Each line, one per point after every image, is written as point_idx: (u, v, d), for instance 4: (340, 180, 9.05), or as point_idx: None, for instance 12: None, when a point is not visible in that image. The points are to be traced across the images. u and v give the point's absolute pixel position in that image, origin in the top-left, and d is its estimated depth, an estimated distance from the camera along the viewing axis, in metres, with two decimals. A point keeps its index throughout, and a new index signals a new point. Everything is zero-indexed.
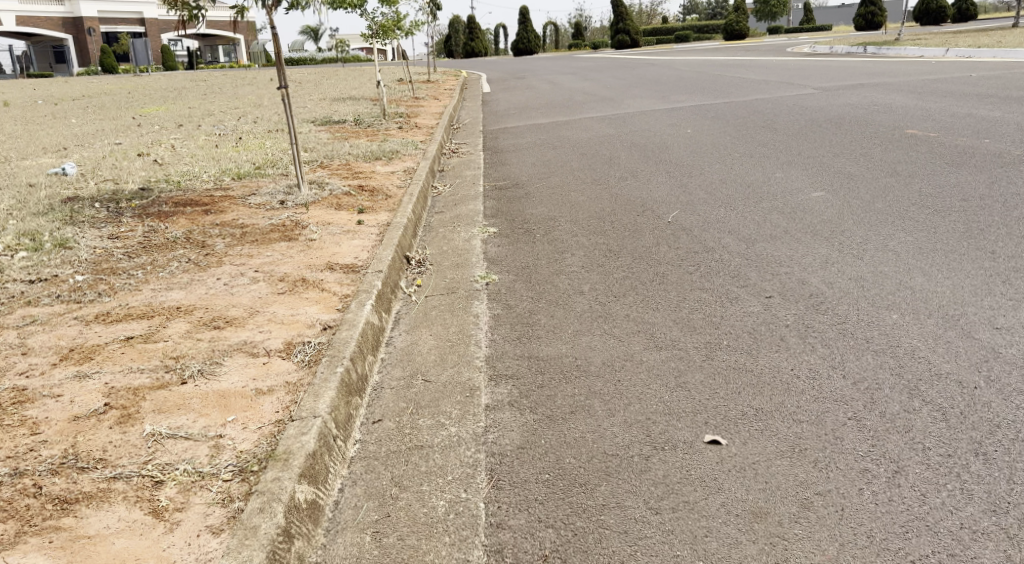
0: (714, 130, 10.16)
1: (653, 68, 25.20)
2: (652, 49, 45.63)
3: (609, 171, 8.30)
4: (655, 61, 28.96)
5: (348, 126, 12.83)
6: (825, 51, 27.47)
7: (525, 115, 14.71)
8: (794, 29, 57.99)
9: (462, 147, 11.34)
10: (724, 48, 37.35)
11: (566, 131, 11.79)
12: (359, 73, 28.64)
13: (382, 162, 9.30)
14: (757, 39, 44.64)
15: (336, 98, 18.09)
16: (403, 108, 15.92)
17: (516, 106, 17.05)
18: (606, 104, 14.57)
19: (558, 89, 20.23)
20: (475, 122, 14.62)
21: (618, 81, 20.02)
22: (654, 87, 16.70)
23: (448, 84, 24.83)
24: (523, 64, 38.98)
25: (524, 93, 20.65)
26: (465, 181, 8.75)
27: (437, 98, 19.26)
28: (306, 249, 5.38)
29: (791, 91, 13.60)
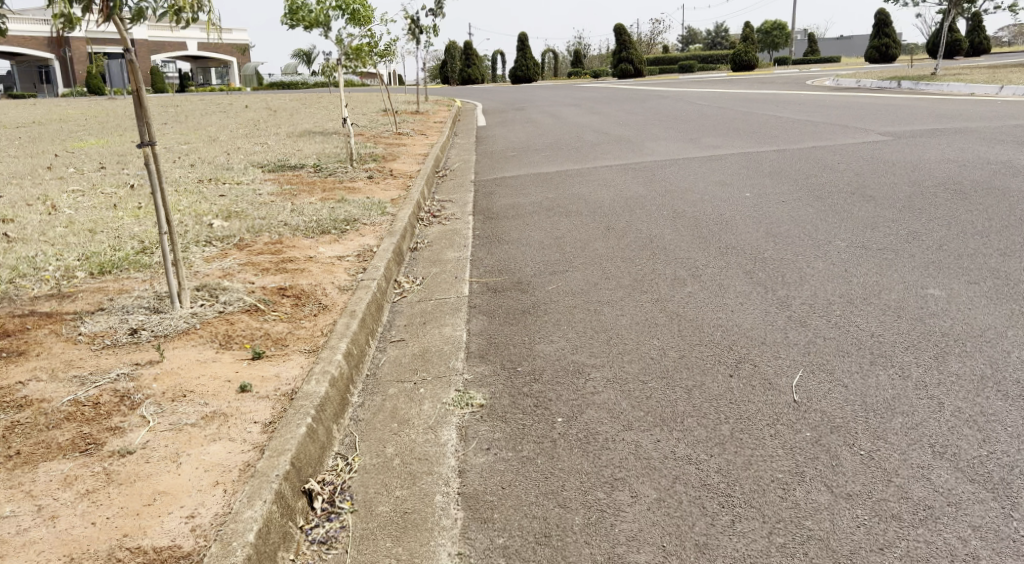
0: (782, 194, 7.56)
1: (665, 101, 22.64)
2: (657, 80, 43.26)
3: (654, 263, 5.68)
4: (668, 93, 26.43)
5: (302, 174, 10.15)
6: (853, 84, 24.90)
7: (527, 159, 12.13)
8: (801, 60, 55.75)
9: (444, 208, 8.70)
10: (735, 79, 34.88)
11: (581, 187, 9.17)
12: (342, 102, 26.12)
13: (325, 239, 6.63)
14: (765, 72, 42.25)
15: (305, 133, 15.49)
16: (378, 149, 13.25)
17: (514, 147, 14.42)
18: (624, 148, 11.98)
19: (562, 126, 17.62)
20: (464, 168, 11.97)
21: (632, 117, 17.44)
22: (677, 128, 14.11)
23: (440, 115, 22.32)
24: (523, 94, 36.51)
25: (523, 130, 18.05)
26: (442, 270, 6.10)
27: (423, 135, 16.72)
28: (97, 489, 2.80)
29: (856, 137, 11.00)
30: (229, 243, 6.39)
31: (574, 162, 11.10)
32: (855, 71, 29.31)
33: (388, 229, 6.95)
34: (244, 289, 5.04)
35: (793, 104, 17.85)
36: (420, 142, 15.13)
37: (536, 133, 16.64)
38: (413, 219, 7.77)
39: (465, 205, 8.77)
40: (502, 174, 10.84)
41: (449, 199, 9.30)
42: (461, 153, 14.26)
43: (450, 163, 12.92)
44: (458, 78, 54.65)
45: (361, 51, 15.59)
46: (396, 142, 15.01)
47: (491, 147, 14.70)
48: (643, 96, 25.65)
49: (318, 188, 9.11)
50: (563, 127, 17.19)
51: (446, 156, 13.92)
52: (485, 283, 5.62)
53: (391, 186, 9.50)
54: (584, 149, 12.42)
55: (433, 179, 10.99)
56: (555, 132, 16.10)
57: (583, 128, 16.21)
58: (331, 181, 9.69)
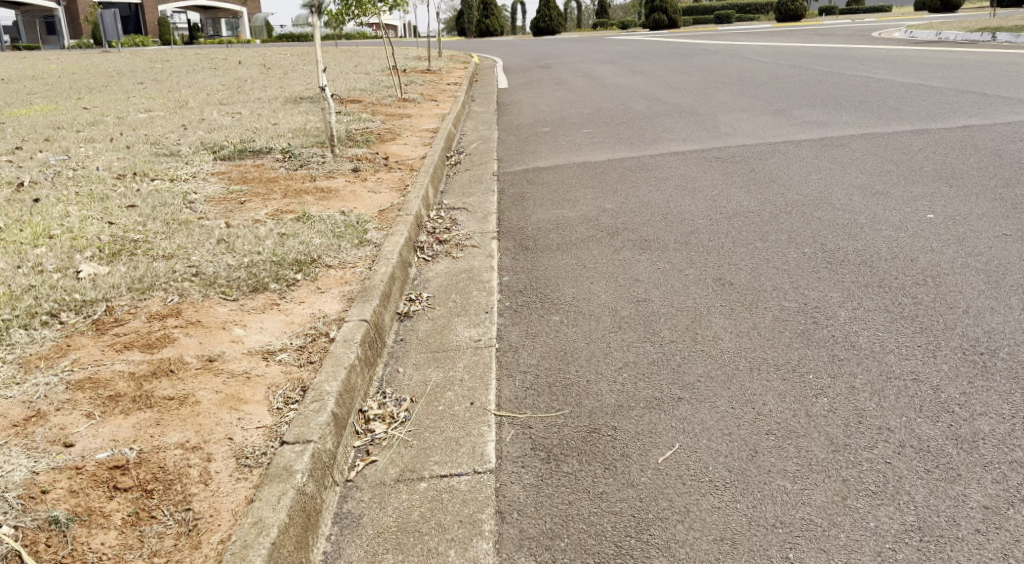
0: (986, 217, 4.84)
1: (714, 59, 19.60)
2: (693, 32, 39.97)
3: (856, 389, 3.02)
4: (717, 48, 23.38)
5: (265, 166, 7.42)
6: (930, 38, 21.72)
7: (567, 138, 9.43)
8: (847, 10, 51.85)
9: (457, 227, 5.96)
10: (784, 31, 31.60)
11: (655, 189, 6.44)
12: (349, 59, 23.46)
13: (254, 308, 3.88)
14: (812, 24, 38.81)
15: (292, 100, 12.85)
16: (376, 126, 10.49)
17: (545, 119, 11.63)
18: (692, 126, 9.20)
19: (599, 91, 14.76)
20: (485, 152, 9.21)
21: (685, 80, 14.56)
22: (751, 95, 11.27)
23: (457, 74, 19.58)
24: (550, 47, 33.51)
25: (553, 95, 15.19)
26: (451, 375, 3.43)
27: (435, 101, 14.02)
28: None
29: (1018, 113, 8.15)
30: (84, 321, 3.73)
31: (631, 146, 8.34)
32: (925, 22, 25.98)
33: (361, 285, 4.26)
34: (16, 487, 2.57)
35: (876, 62, 14.85)
36: (430, 113, 12.33)
37: (571, 99, 13.82)
38: (408, 253, 5.04)
39: (487, 222, 6.04)
40: (535, 164, 8.10)
41: (464, 209, 6.58)
42: (480, 128, 11.48)
43: (467, 143, 10.15)
44: (478, 30, 51.26)
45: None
46: (402, 112, 12.23)
47: (516, 120, 11.93)
48: (686, 52, 22.56)
49: (279, 191, 6.39)
50: (601, 92, 14.34)
51: (462, 133, 11.15)
52: (531, 430, 2.95)
53: (385, 192, 6.74)
54: (639, 126, 9.63)
55: (444, 170, 8.22)
56: (594, 99, 13.28)
57: (627, 94, 13.38)
58: (303, 177, 6.97)
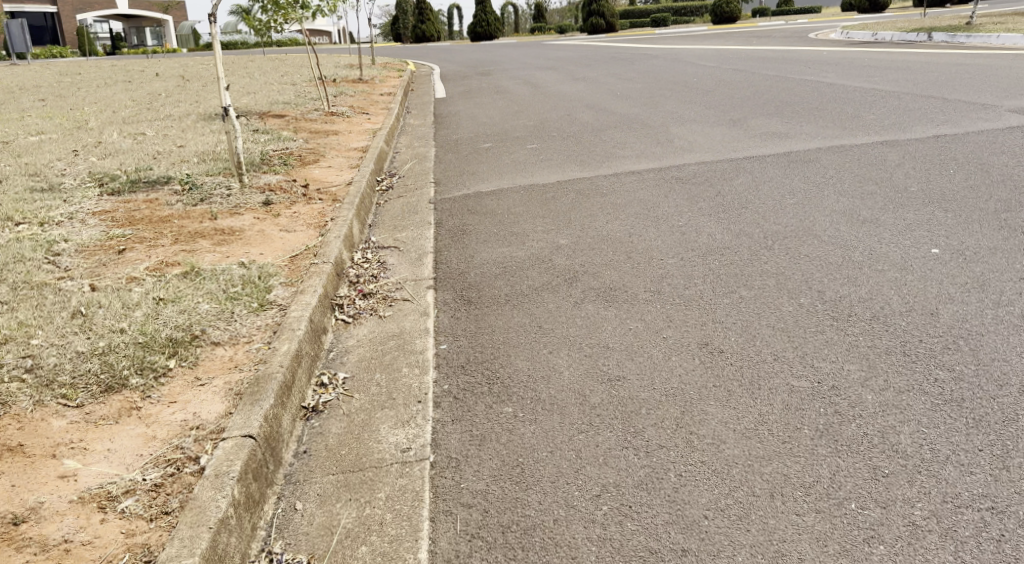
0: (1004, 252, 4.14)
1: (656, 64, 19.02)
2: (632, 35, 39.62)
3: (918, 531, 2.37)
4: (659, 51, 22.86)
5: (161, 204, 6.50)
6: (872, 37, 21.45)
7: (508, 158, 8.64)
8: (780, 11, 52.25)
9: (384, 274, 5.10)
10: (723, 33, 31.35)
11: (613, 219, 5.67)
12: (279, 70, 22.43)
13: (103, 419, 3.02)
14: (748, 25, 38.74)
15: (208, 119, 11.86)
16: (298, 146, 9.57)
17: (483, 135, 10.80)
18: (645, 142, 8.47)
19: (539, 101, 14.01)
20: (418, 175, 8.35)
21: (630, 90, 13.90)
22: (702, 106, 10.62)
23: (390, 84, 18.69)
24: (489, 53, 32.76)
25: (492, 106, 14.38)
26: (367, 515, 2.64)
27: (365, 115, 13.14)
28: None
29: (991, 119, 7.55)
30: None
31: (581, 168, 7.56)
32: (863, 23, 25.88)
33: (254, 373, 3.33)
34: None
35: (824, 65, 14.35)
36: (358, 129, 11.43)
37: (510, 111, 13.04)
38: (322, 314, 4.17)
39: (419, 268, 5.18)
40: (474, 190, 7.29)
41: (393, 248, 5.71)
42: (413, 145, 10.61)
43: (399, 163, 9.29)
44: (412, 36, 50.31)
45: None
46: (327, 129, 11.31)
47: (452, 136, 11.09)
48: (626, 58, 22.00)
49: (170, 237, 5.49)
50: (542, 104, 13.58)
51: (394, 150, 10.27)
52: None
53: (302, 231, 5.83)
54: (587, 144, 8.88)
55: (372, 197, 7.32)
56: (534, 112, 12.51)
57: (570, 106, 12.65)
58: (204, 216, 6.05)
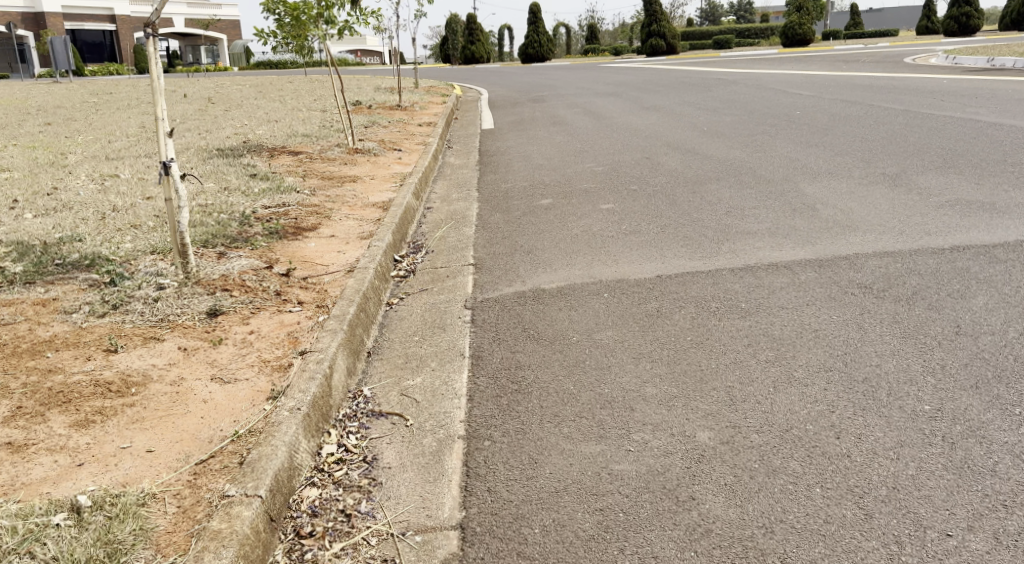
0: None
1: (737, 92, 16.64)
2: (695, 58, 37.27)
3: None
4: (735, 78, 20.49)
5: (53, 313, 4.18)
6: (984, 64, 18.86)
7: (580, 231, 6.27)
8: (851, 33, 49.60)
9: (366, 506, 2.74)
10: (798, 58, 28.89)
11: (785, 381, 3.27)
12: (313, 93, 20.39)
13: None
14: (821, 49, 36.17)
15: (203, 158, 9.66)
16: (300, 201, 7.27)
17: (543, 186, 8.47)
18: (775, 213, 6.07)
19: (608, 137, 11.67)
20: (453, 254, 6.01)
21: (719, 126, 11.53)
22: (830, 157, 8.23)
23: (433, 112, 16.49)
24: (543, 75, 30.61)
25: (549, 141, 12.09)
26: None
27: (397, 154, 10.87)
28: None
29: None
30: None
31: (694, 257, 5.17)
32: (962, 49, 23.32)
33: None
34: None
35: (957, 98, 11.87)
36: (384, 173, 9.15)
37: (574, 150, 10.71)
38: None
39: (434, 486, 2.79)
40: (533, 289, 4.92)
41: (396, 422, 3.30)
42: (453, 198, 8.30)
43: (430, 228, 6.96)
44: (462, 57, 48.44)
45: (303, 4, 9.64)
46: (345, 172, 9.00)
47: (503, 186, 8.76)
48: (700, 84, 19.65)
49: (11, 405, 3.16)
50: (613, 141, 11.25)
51: (426, 206, 7.94)
52: None
53: (246, 382, 3.45)
54: (688, 212, 6.49)
55: (380, 294, 4.94)
56: (604, 153, 10.18)
57: (649, 146, 10.29)
58: (99, 348, 3.71)
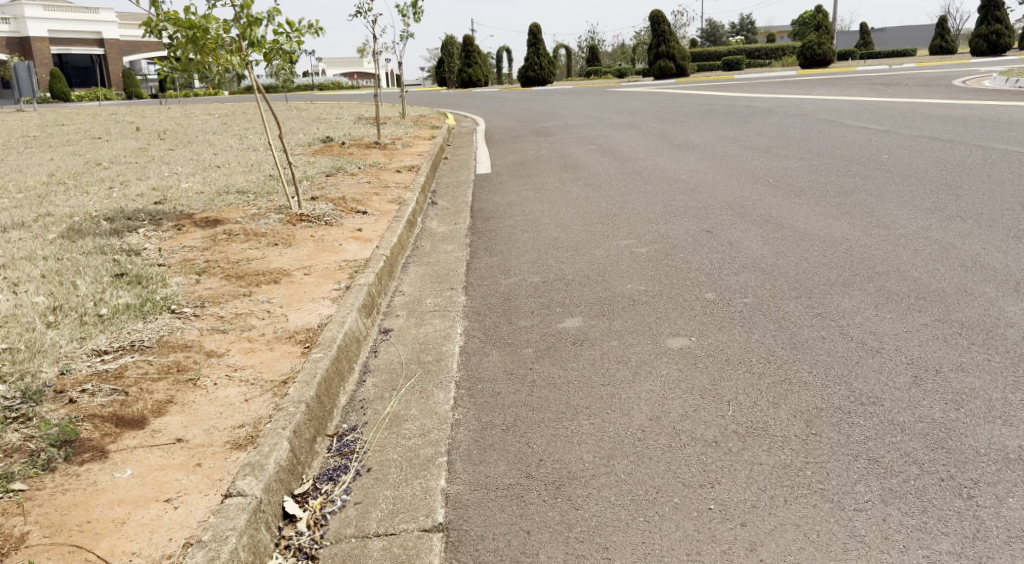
0: None
1: (781, 124, 13.82)
2: (709, 80, 34.65)
3: None
4: (771, 105, 17.72)
5: None
6: None
7: (647, 417, 3.40)
8: (868, 54, 46.85)
9: None
10: (829, 81, 26.20)
11: None
12: (280, 127, 17.61)
13: None
14: (846, 69, 33.53)
15: (73, 239, 6.79)
16: (161, 339, 4.38)
17: (562, 283, 5.63)
18: (1019, 399, 3.20)
19: (639, 190, 8.84)
20: (406, 480, 3.11)
21: (788, 175, 8.69)
22: (1001, 240, 5.38)
23: (416, 150, 13.68)
24: (547, 100, 27.92)
25: (560, 195, 9.28)
26: None
27: (356, 220, 7.99)
28: None
29: None
30: None
31: None
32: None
33: None
34: None
35: None
36: (326, 261, 6.22)
37: (596, 213, 7.88)
38: None
39: None
40: None
41: None
42: (424, 305, 5.46)
43: (376, 383, 4.11)
44: (458, 80, 45.74)
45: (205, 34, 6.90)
46: (268, 261, 6.11)
47: (501, 279, 5.92)
48: (732, 112, 16.89)
49: None
50: (647, 197, 8.42)
51: (381, 325, 5.09)
52: None
53: None
54: (832, 375, 3.66)
55: None
56: (640, 220, 7.36)
57: (702, 209, 7.45)
58: None
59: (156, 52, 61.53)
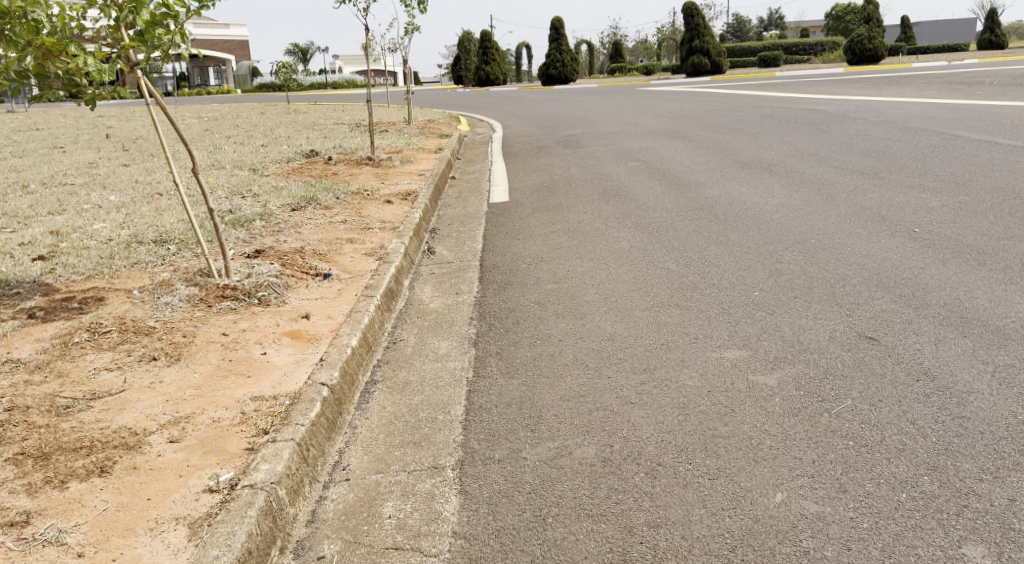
0: None
1: (870, 136, 11.16)
2: (750, 78, 31.96)
3: None
4: (842, 111, 15.08)
5: None
6: None
7: None
8: (914, 50, 43.95)
9: None
10: (892, 79, 23.45)
11: None
12: (266, 136, 15.15)
13: None
14: (901, 66, 30.75)
15: None
16: None
17: (644, 472, 3.09)
18: None
19: (720, 243, 6.23)
20: None
21: (936, 223, 6.10)
22: None
23: (418, 169, 11.17)
24: (573, 100, 25.36)
25: (604, 244, 6.70)
26: None
27: (309, 290, 5.42)
28: None
29: None
30: None
31: None
32: None
33: None
34: None
35: None
36: (226, 395, 3.65)
37: (666, 285, 5.28)
38: None
39: None
40: None
41: None
42: (379, 515, 2.93)
43: None
44: (475, 78, 43.13)
45: (48, 25, 4.41)
46: (122, 404, 3.53)
47: (525, 442, 3.35)
48: (798, 119, 14.27)
49: None
50: (735, 256, 5.82)
51: None
52: None
53: None
54: None
55: None
56: (739, 302, 4.80)
57: (832, 286, 4.88)
58: None
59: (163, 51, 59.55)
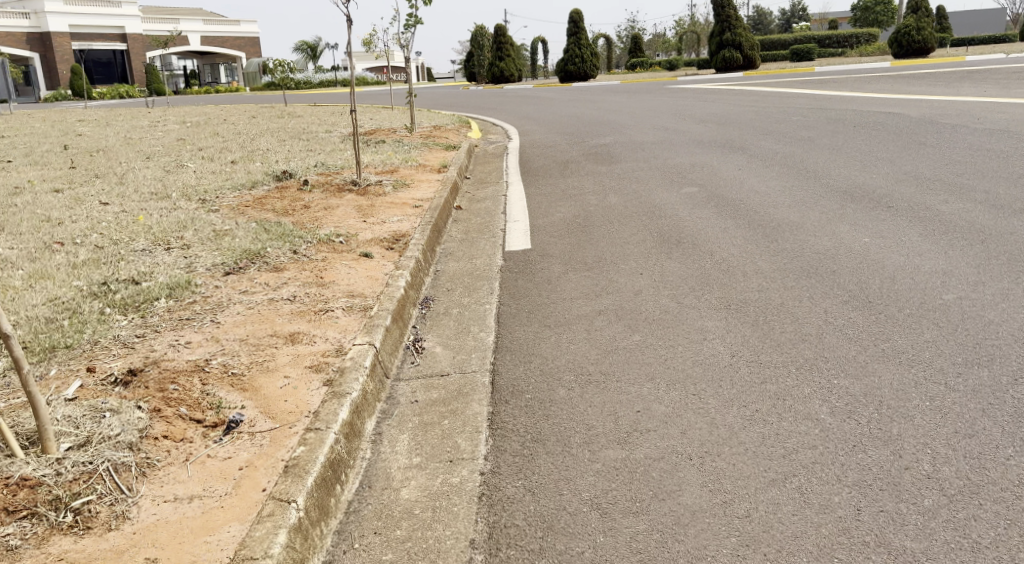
0: None
1: (992, 155, 8.76)
2: (788, 73, 29.43)
3: None
4: (928, 118, 12.65)
5: None
6: None
7: None
8: (959, 43, 41.26)
9: None
10: (956, 75, 20.94)
11: None
12: (241, 150, 12.81)
13: None
14: (955, 61, 28.20)
15: None
16: None
17: None
18: None
19: (878, 364, 3.89)
20: None
21: None
22: None
23: (415, 197, 8.81)
24: (597, 100, 22.99)
25: (685, 344, 4.35)
26: None
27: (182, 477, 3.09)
28: None
29: None
30: None
31: None
32: None
33: None
34: None
35: None
36: None
37: (833, 485, 2.97)
38: None
39: None
40: None
41: None
42: None
43: None
44: (490, 75, 40.64)
45: None
46: None
47: None
48: (879, 130, 11.86)
49: None
50: (925, 394, 3.50)
51: None
52: None
53: None
54: None
55: None
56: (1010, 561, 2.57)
57: None
58: None
59: (166, 48, 57.43)
